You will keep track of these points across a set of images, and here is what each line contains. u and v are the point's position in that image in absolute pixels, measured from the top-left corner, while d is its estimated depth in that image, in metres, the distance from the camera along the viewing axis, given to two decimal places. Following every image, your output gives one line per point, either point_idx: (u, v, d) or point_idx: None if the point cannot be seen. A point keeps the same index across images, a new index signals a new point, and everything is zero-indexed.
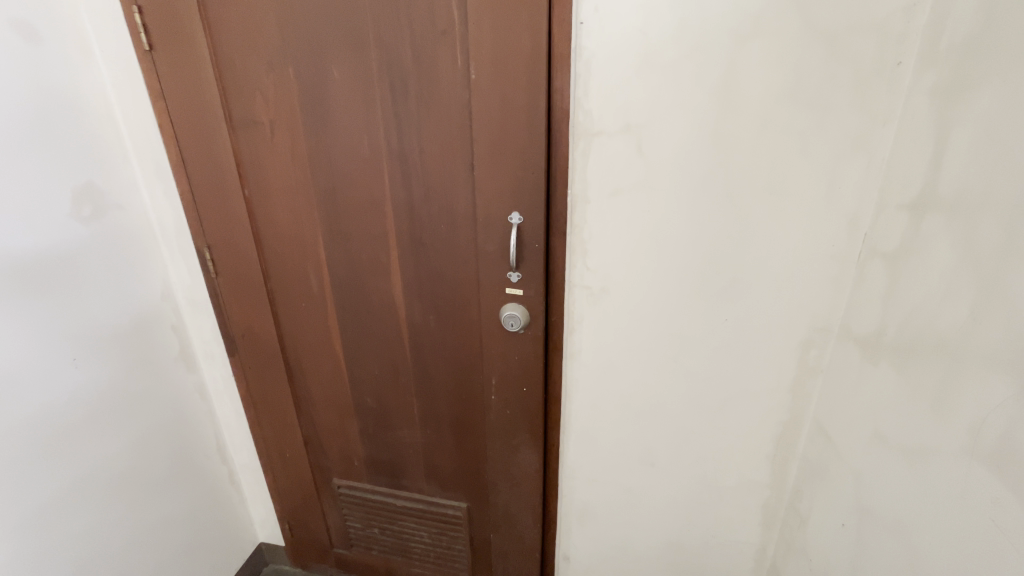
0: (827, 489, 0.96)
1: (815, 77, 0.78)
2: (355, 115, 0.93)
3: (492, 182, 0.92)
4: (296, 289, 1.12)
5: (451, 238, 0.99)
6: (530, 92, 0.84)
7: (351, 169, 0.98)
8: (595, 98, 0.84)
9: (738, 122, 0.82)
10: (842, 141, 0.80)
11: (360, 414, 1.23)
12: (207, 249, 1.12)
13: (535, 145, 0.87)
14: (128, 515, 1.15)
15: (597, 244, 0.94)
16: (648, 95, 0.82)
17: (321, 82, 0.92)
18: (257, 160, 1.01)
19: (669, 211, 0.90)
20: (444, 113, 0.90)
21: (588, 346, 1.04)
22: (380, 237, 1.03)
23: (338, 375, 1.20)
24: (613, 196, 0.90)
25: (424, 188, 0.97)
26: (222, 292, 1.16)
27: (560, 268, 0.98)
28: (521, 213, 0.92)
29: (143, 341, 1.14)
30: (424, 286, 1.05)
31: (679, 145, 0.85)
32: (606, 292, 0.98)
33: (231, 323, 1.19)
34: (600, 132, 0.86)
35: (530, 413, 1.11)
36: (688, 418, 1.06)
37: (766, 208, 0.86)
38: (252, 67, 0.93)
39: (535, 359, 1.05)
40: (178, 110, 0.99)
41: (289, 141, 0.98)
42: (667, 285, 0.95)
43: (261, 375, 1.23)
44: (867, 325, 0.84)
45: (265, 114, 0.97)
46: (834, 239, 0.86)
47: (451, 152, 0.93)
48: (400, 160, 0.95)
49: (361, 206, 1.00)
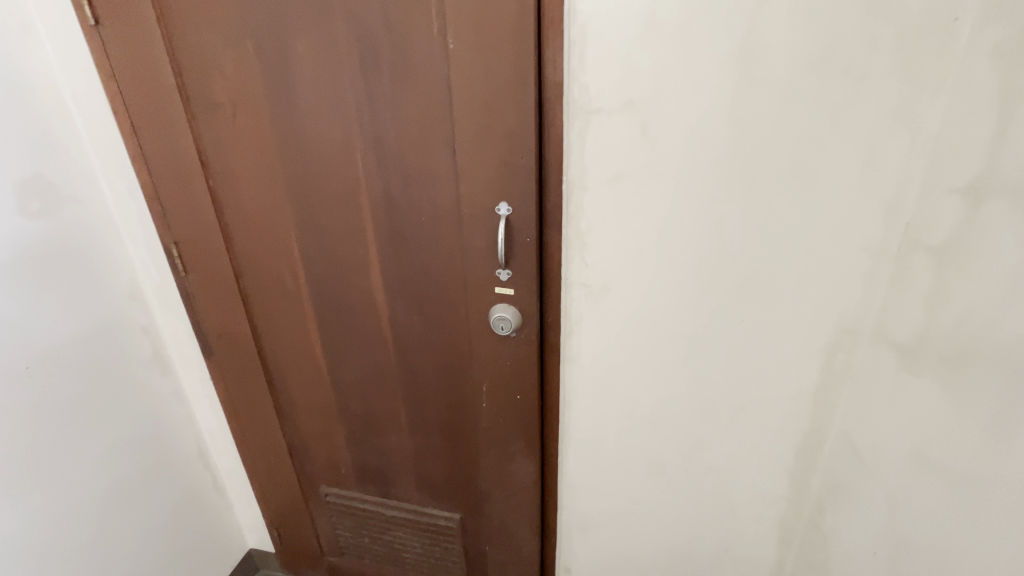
0: (853, 509, 0.86)
1: (849, 41, 0.66)
2: (323, 95, 0.83)
3: (477, 168, 0.81)
4: (270, 288, 1.03)
5: (434, 231, 0.89)
6: (518, 63, 0.73)
7: (323, 157, 0.87)
8: (592, 69, 0.73)
9: (759, 94, 0.71)
10: (880, 116, 0.69)
11: (346, 421, 1.15)
12: (173, 245, 1.02)
13: (523, 126, 0.77)
14: (101, 527, 1.08)
15: (598, 238, 0.84)
16: (653, 66, 0.71)
17: (284, 56, 0.81)
18: (221, 147, 0.91)
19: (678, 198, 0.79)
20: (421, 92, 0.79)
21: (587, 349, 0.94)
22: (355, 231, 0.92)
23: (319, 380, 1.11)
24: (613, 183, 0.80)
25: (402, 176, 0.86)
26: (193, 292, 1.07)
27: (554, 265, 0.88)
28: (510, 204, 0.82)
29: (110, 345, 1.06)
30: (407, 285, 0.95)
31: (689, 124, 0.74)
32: (607, 290, 0.88)
33: (204, 324, 1.10)
34: (598, 110, 0.75)
35: (524, 421, 1.02)
36: (698, 426, 0.96)
37: (789, 194, 0.76)
38: (208, 42, 0.83)
39: (528, 364, 0.96)
40: (133, 92, 0.90)
41: (253, 126, 0.88)
42: (674, 282, 0.85)
43: (240, 379, 1.15)
44: (907, 327, 0.74)
45: (225, 96, 0.86)
46: (868, 230, 0.75)
47: (430, 135, 0.82)
48: (376, 145, 0.84)
49: (336, 198, 0.90)
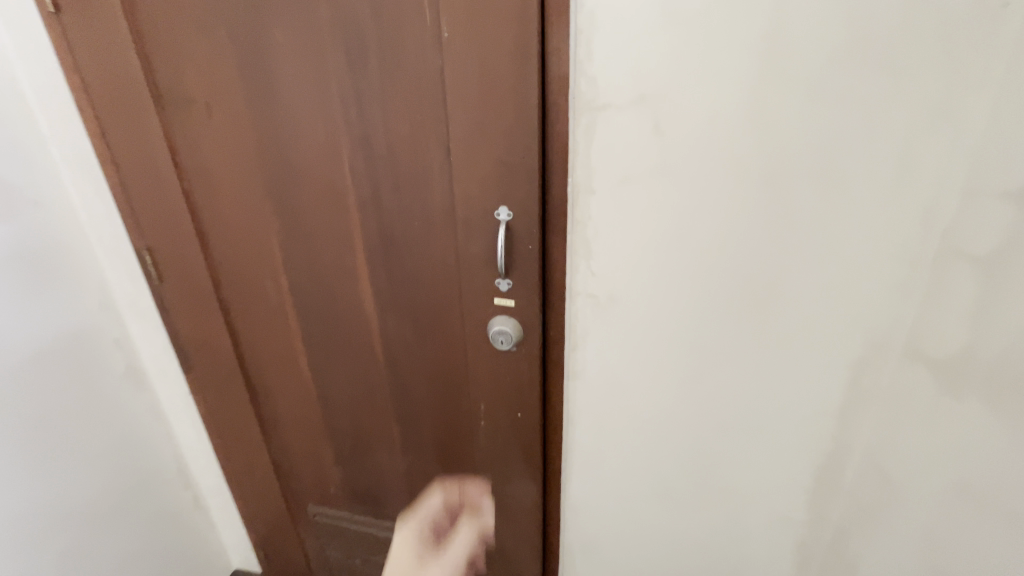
0: (882, 536, 0.80)
1: (887, 29, 0.59)
2: (305, 89, 0.75)
3: (474, 170, 0.74)
4: (251, 298, 0.95)
5: (427, 238, 0.82)
6: (519, 54, 0.66)
7: (306, 157, 0.80)
8: (600, 61, 0.66)
9: (784, 89, 0.64)
10: (919, 112, 0.62)
11: (334, 438, 1.07)
12: (146, 251, 0.94)
13: (525, 124, 0.70)
14: (71, 558, 1.00)
15: (605, 245, 0.77)
16: (669, 57, 0.65)
17: (261, 47, 0.74)
18: (195, 147, 0.84)
19: (694, 202, 0.72)
20: (412, 85, 0.72)
21: (593, 364, 0.87)
22: (342, 237, 0.85)
23: (305, 395, 1.03)
24: (622, 186, 0.73)
25: (392, 178, 0.79)
26: (168, 301, 0.99)
27: (558, 273, 0.81)
28: (510, 208, 0.76)
29: (79, 360, 0.98)
30: (399, 296, 0.88)
31: (706, 121, 0.67)
32: (614, 301, 0.81)
33: (182, 335, 1.03)
34: (607, 105, 0.68)
35: (525, 441, 0.96)
36: (712, 446, 0.90)
37: (815, 198, 0.69)
38: (178, 31, 0.76)
39: (530, 380, 0.89)
40: (98, 86, 0.82)
41: (229, 123, 0.81)
42: (688, 293, 0.79)
43: (221, 394, 1.07)
44: (945, 344, 0.68)
45: (199, 91, 0.79)
46: (901, 237, 0.69)
47: (422, 134, 0.75)
48: (364, 144, 0.77)
49: (320, 201, 0.83)
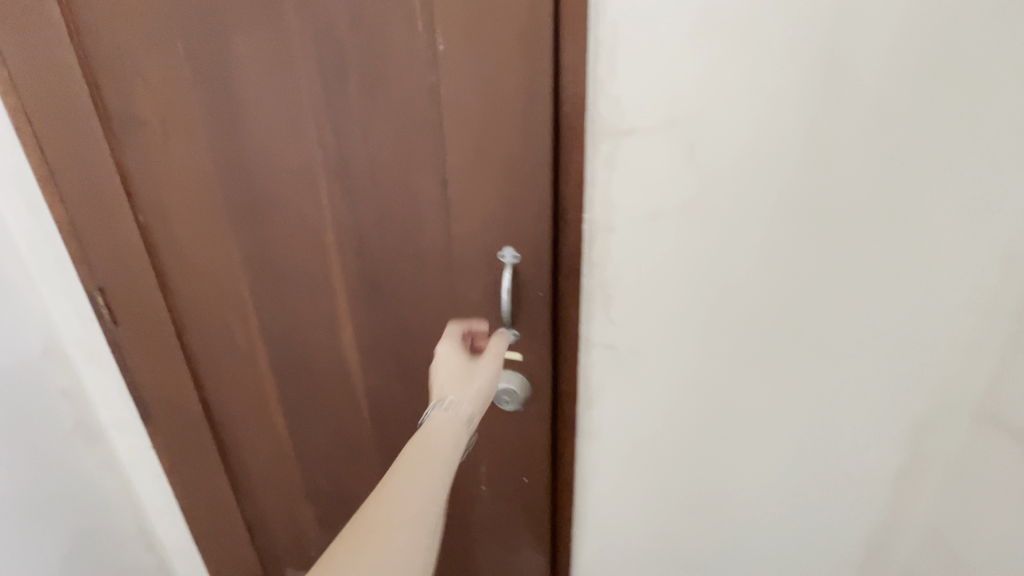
0: None
1: (967, 44, 0.50)
2: (276, 110, 0.65)
3: (474, 205, 0.64)
4: (218, 343, 0.84)
5: (419, 282, 0.71)
6: (529, 72, 0.56)
7: (277, 187, 0.69)
8: (624, 79, 0.56)
9: (843, 113, 0.54)
10: (1002, 141, 0.53)
11: (313, 499, 0.95)
12: (97, 291, 0.82)
13: (536, 153, 0.60)
14: None
15: (627, 290, 0.66)
16: (707, 76, 0.54)
17: (225, 62, 0.63)
18: (150, 175, 0.73)
19: (732, 243, 0.62)
20: (400, 107, 0.62)
21: (609, 423, 0.76)
22: (321, 279, 0.74)
23: (281, 451, 0.91)
24: (648, 224, 0.62)
25: (378, 212, 0.68)
26: (124, 347, 0.87)
27: (572, 319, 0.69)
28: (516, 249, 0.65)
29: (23, 414, 0.84)
30: (387, 345, 0.77)
31: (749, 150, 0.57)
32: (636, 353, 0.70)
33: (140, 385, 0.90)
34: (631, 131, 0.58)
35: (531, 509, 0.84)
36: (748, 516, 0.79)
37: (875, 239, 0.59)
38: (128, 43, 0.65)
39: (538, 442, 0.78)
40: (33, 104, 0.70)
41: (188, 148, 0.69)
42: (722, 345, 0.68)
43: (186, 449, 0.95)
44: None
45: (153, 111, 0.68)
46: (976, 285, 0.59)
47: (412, 163, 0.64)
48: (344, 175, 0.66)
49: (295, 238, 0.72)
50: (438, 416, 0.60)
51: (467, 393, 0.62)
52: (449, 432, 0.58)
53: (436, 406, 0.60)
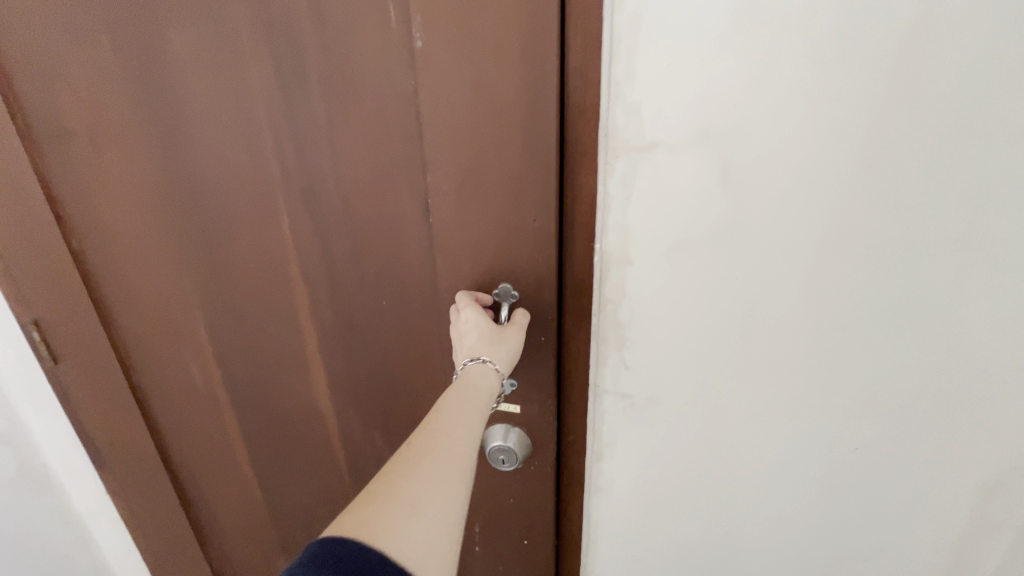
0: None
1: None
2: (225, 120, 0.54)
3: (465, 234, 0.54)
4: (174, 384, 0.73)
5: (401, 320, 0.61)
6: (529, 76, 0.46)
7: (231, 211, 0.58)
8: (647, 82, 0.45)
9: (919, 126, 0.44)
10: None
11: (287, 551, 0.85)
12: (32, 326, 0.71)
13: (538, 174, 0.49)
14: None
15: (645, 333, 0.56)
16: (750, 78, 0.44)
17: (162, 63, 0.53)
18: (83, 193, 0.62)
19: (773, 280, 0.51)
20: (373, 117, 0.51)
21: (623, 479, 0.66)
22: (287, 315, 0.63)
23: (249, 500, 0.81)
24: (673, 256, 0.52)
25: (351, 241, 0.57)
26: (67, 386, 0.76)
27: (579, 364, 0.60)
28: (515, 287, 0.55)
29: None
30: (366, 391, 0.66)
31: (799, 170, 0.46)
32: (655, 403, 0.60)
33: (88, 427, 0.79)
34: (654, 145, 0.47)
35: (533, 568, 0.74)
36: None
37: (949, 276, 0.49)
38: (47, 39, 0.54)
39: (540, 498, 0.68)
40: None
41: (124, 163, 0.59)
42: (756, 395, 0.58)
43: (144, 496, 0.84)
44: None
45: (81, 120, 0.57)
46: None
47: (390, 184, 0.54)
48: (310, 198, 0.56)
49: (255, 269, 0.61)
50: (474, 371, 0.49)
51: (505, 349, 0.51)
52: (486, 393, 0.49)
53: (473, 358, 0.50)
